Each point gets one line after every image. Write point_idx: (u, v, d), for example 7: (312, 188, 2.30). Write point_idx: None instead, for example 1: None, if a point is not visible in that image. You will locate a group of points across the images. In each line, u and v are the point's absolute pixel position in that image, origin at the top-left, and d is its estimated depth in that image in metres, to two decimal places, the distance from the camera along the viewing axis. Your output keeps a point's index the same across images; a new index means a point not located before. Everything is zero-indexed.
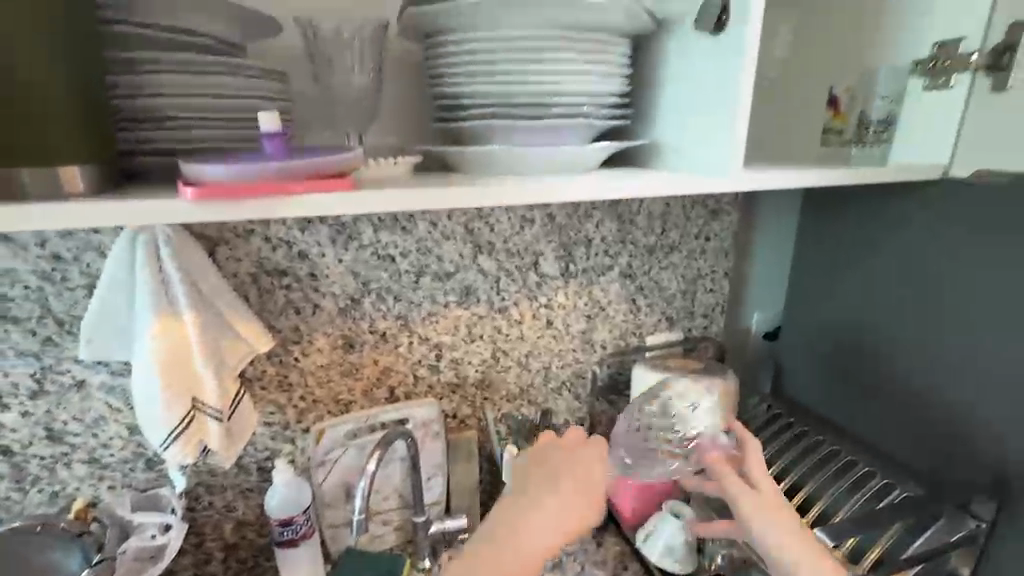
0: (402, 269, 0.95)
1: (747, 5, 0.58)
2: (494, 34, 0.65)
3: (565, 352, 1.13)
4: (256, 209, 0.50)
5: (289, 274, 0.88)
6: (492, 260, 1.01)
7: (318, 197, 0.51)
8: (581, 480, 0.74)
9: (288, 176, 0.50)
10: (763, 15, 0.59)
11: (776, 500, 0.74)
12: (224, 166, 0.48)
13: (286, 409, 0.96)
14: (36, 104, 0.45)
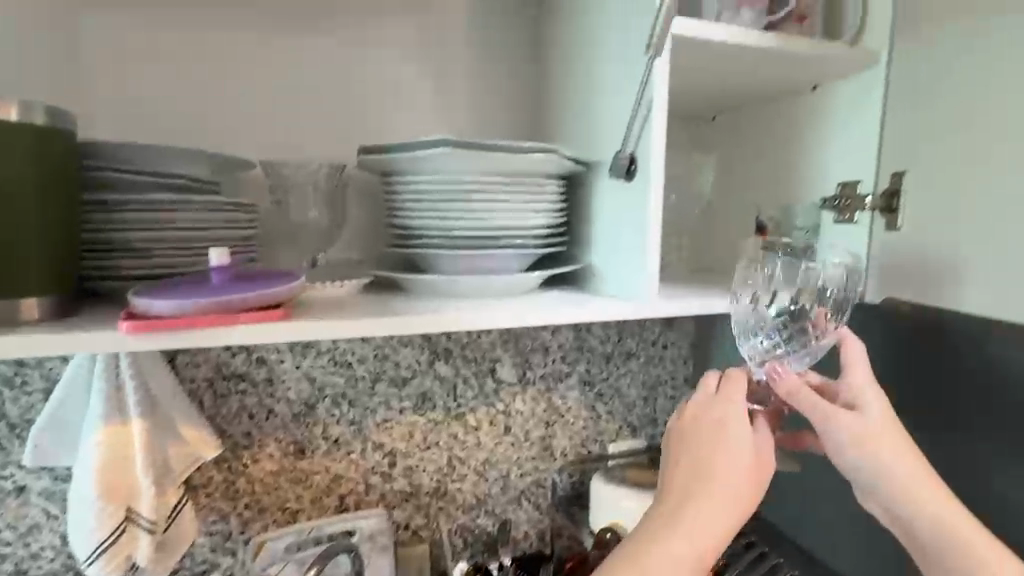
0: (358, 375, 0.98)
1: (647, 160, 0.65)
2: (436, 177, 0.75)
3: (523, 459, 1.12)
4: (188, 341, 0.55)
5: (245, 379, 0.91)
6: (449, 366, 1.04)
7: (253, 326, 0.57)
8: (700, 438, 0.62)
9: (223, 311, 0.56)
10: (664, 167, 0.66)
11: (936, 486, 0.62)
12: (165, 301, 0.54)
13: (230, 517, 0.94)
14: (19, 250, 0.52)
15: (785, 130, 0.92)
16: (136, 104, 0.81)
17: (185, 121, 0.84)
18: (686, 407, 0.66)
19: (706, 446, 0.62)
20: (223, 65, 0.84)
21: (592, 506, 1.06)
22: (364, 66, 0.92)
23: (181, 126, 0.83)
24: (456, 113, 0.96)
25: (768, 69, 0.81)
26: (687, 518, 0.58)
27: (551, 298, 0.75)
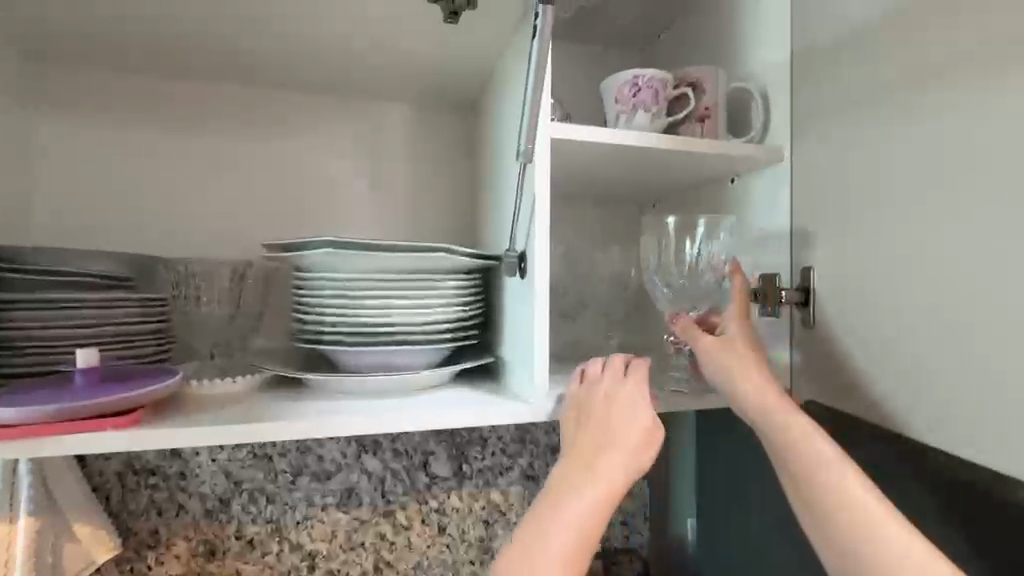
0: (278, 469, 0.94)
1: (532, 258, 0.65)
2: (334, 273, 0.75)
3: (460, 564, 1.04)
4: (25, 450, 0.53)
5: (157, 472, 0.89)
6: (378, 460, 0.99)
7: (108, 435, 0.55)
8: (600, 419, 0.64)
9: (70, 417, 0.54)
10: (550, 266, 0.65)
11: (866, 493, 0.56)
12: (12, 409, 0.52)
13: None
14: None
15: (710, 220, 0.94)
16: (84, 207, 0.87)
17: (126, 219, 0.89)
18: (585, 378, 0.68)
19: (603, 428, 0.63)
20: (173, 169, 0.92)
21: None
22: (302, 165, 0.98)
23: (124, 224, 0.89)
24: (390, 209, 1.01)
25: (674, 164, 0.83)
26: (581, 488, 0.58)
27: (452, 398, 0.72)
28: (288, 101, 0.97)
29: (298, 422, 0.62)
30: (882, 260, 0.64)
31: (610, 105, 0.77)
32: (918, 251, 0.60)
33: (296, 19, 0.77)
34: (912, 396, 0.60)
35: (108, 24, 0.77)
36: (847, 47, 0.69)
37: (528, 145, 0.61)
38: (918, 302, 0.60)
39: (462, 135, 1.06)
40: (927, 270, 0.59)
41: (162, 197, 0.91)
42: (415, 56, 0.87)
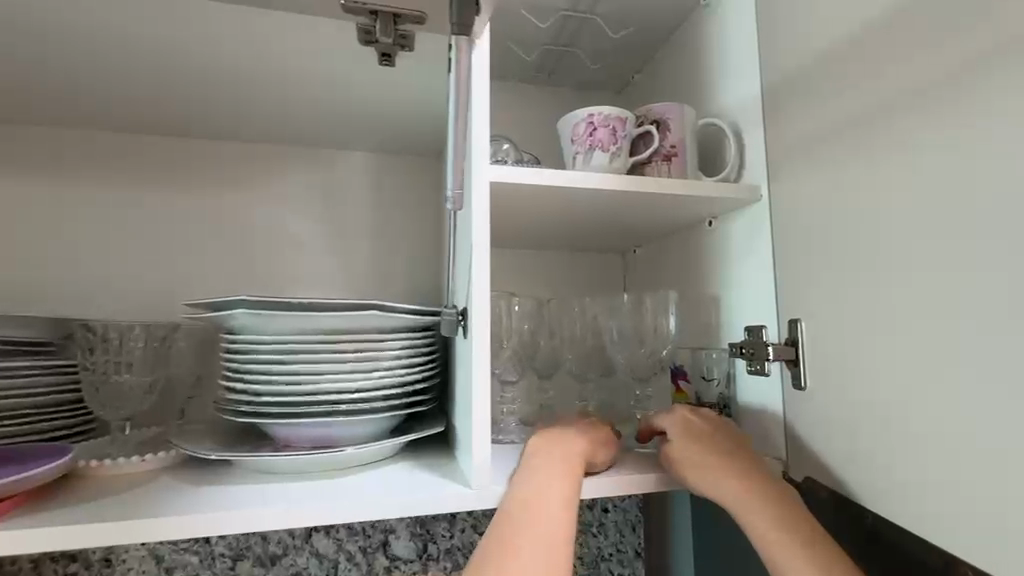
0: (216, 552, 0.84)
1: (472, 314, 0.57)
2: (256, 336, 0.66)
3: None
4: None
5: (77, 559, 0.79)
6: (330, 540, 0.88)
7: None
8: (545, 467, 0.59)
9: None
10: (492, 323, 0.57)
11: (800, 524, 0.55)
12: None
13: None
14: None
15: (690, 267, 0.87)
16: (21, 267, 0.83)
17: (66, 278, 0.84)
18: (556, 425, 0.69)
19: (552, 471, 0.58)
20: (119, 225, 0.88)
21: None
22: (259, 217, 0.93)
23: (63, 283, 0.84)
24: (353, 261, 0.96)
25: (643, 207, 0.76)
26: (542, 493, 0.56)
27: (387, 478, 0.62)
28: (245, 153, 0.94)
29: (192, 517, 0.52)
30: (873, 311, 0.55)
31: (566, 146, 0.72)
32: (914, 300, 0.51)
33: (236, 70, 0.73)
34: (924, 480, 0.49)
35: (46, 81, 0.75)
36: (820, 76, 0.62)
37: (455, 190, 0.55)
38: (919, 362, 0.50)
39: (428, 183, 1.02)
40: (927, 323, 0.49)
41: (105, 255, 0.86)
42: (368, 104, 0.83)
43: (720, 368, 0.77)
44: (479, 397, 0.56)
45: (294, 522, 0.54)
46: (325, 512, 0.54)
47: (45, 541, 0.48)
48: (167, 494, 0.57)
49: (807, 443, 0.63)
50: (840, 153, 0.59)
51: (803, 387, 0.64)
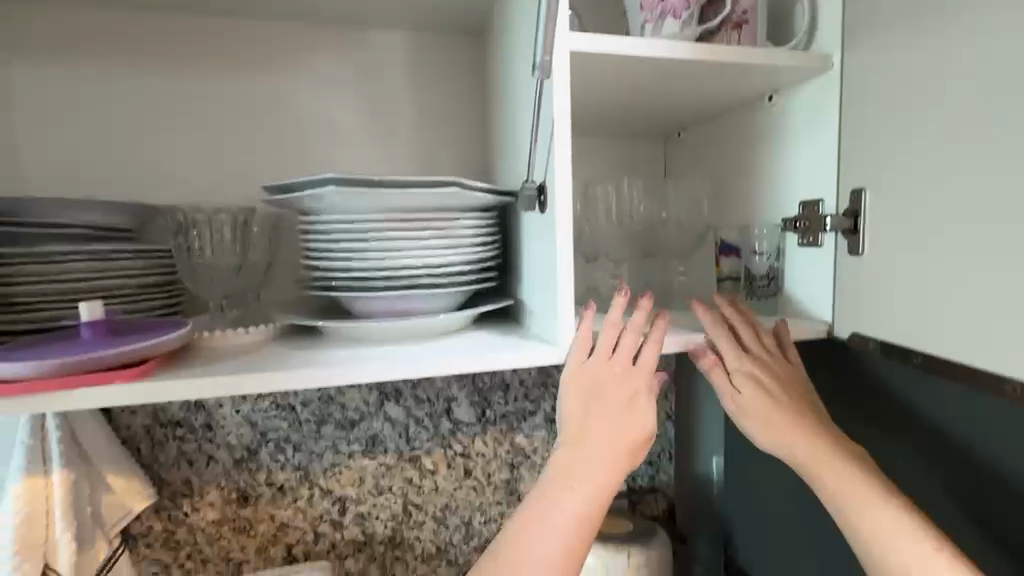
0: (302, 418, 0.94)
1: (553, 190, 0.59)
2: (334, 217, 0.68)
3: (488, 505, 1.05)
4: (37, 404, 0.51)
5: (183, 425, 0.89)
6: (400, 407, 0.99)
7: (137, 386, 0.54)
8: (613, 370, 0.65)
9: (80, 372, 0.52)
10: (571, 198, 0.60)
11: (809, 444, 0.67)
12: (51, 361, 0.51)
13: (171, 568, 0.90)
14: None
15: (739, 147, 0.87)
16: (74, 159, 0.83)
17: (119, 171, 0.85)
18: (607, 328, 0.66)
19: (620, 395, 0.64)
20: (160, 116, 0.86)
21: None
22: (298, 104, 0.91)
23: (117, 178, 0.85)
24: (398, 150, 0.96)
25: (703, 82, 0.74)
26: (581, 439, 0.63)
27: (480, 341, 0.69)
28: (274, 33, 0.90)
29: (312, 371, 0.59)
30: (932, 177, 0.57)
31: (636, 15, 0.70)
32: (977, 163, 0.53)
33: None
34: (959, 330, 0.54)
35: None
36: None
37: (544, 55, 0.56)
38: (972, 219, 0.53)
39: (466, 65, 0.98)
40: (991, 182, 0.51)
41: (153, 147, 0.86)
42: None
43: (771, 242, 0.79)
44: (564, 267, 0.60)
45: (395, 375, 0.62)
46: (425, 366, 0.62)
47: (198, 389, 0.56)
48: (283, 359, 0.64)
49: (851, 306, 0.68)
50: (926, 15, 0.57)
51: (859, 254, 0.67)
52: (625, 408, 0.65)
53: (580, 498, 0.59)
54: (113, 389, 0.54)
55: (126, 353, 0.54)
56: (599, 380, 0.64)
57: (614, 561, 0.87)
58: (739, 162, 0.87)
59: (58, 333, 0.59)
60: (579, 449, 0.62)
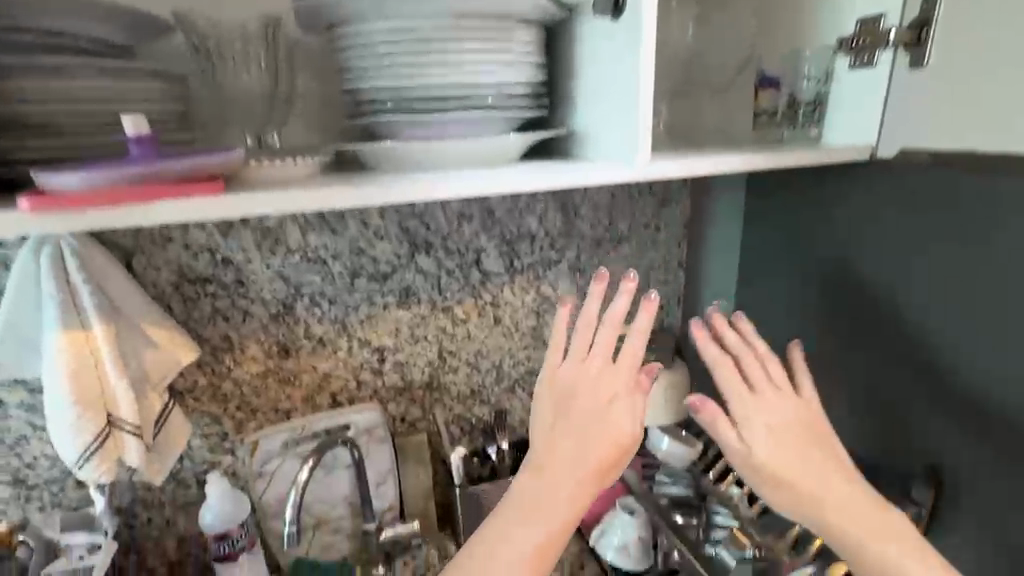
0: (335, 272, 0.93)
1: None
2: (390, 26, 0.62)
3: (516, 350, 1.11)
4: (115, 220, 0.49)
5: (213, 281, 0.86)
6: (431, 258, 0.99)
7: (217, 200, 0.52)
8: (591, 377, 0.68)
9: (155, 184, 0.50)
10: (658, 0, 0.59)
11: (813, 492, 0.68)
12: (127, 169, 0.48)
13: (223, 419, 0.93)
14: None
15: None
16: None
17: None
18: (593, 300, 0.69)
19: (597, 420, 0.66)
20: None
21: None
22: None
23: None
24: None
25: None
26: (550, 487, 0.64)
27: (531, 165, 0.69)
28: None
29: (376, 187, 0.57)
30: None
31: None
32: None
33: None
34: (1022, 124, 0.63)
35: None
36: None
37: None
38: None
39: None
40: None
41: None
42: None
43: (820, 66, 0.83)
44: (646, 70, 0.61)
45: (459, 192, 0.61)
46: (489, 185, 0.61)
47: (270, 202, 0.53)
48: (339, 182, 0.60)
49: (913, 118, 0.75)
50: None
51: (921, 65, 0.73)
52: (598, 417, 0.66)
53: (544, 526, 0.63)
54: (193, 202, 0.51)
55: (192, 167, 0.52)
56: (568, 392, 0.68)
57: None
58: None
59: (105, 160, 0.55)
60: (550, 463, 0.65)
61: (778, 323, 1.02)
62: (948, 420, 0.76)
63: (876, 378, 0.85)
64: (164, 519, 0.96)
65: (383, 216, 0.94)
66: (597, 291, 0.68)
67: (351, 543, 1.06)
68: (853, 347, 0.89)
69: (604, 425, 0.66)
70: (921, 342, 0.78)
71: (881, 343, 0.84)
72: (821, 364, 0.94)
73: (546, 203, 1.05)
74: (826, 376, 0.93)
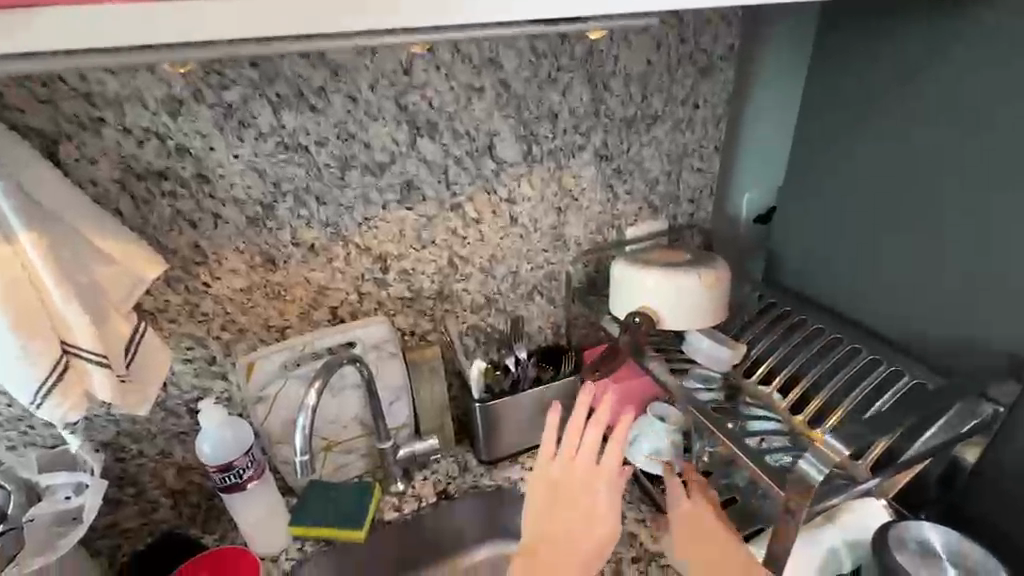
0: (321, 162, 0.76)
1: None
2: None
3: (534, 253, 0.98)
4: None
5: (169, 177, 0.69)
6: (436, 144, 0.82)
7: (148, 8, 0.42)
8: (586, 471, 0.76)
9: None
10: None
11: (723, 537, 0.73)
12: None
13: (208, 342, 0.81)
14: None
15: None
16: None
17: None
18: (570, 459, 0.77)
19: (584, 486, 0.75)
20: None
21: (613, 288, 0.92)
22: None
23: None
24: None
25: None
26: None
27: None
28: None
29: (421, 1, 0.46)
30: None
31: None
32: None
33: None
34: None
35: None
36: None
37: None
38: None
39: None
40: None
41: None
42: None
43: None
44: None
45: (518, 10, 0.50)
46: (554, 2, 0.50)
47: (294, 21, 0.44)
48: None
49: None
50: None
51: None
52: (586, 505, 0.75)
53: None
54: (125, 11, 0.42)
55: None
56: (559, 476, 0.76)
57: (688, 283, 0.86)
58: None
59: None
60: None
61: (836, 211, 0.90)
62: None
63: (953, 267, 0.76)
64: (157, 451, 0.87)
65: (374, 89, 0.75)
66: (583, 399, 0.77)
67: (366, 462, 1.00)
68: (929, 233, 0.78)
69: (588, 511, 0.75)
70: None
71: (968, 226, 0.74)
72: (885, 255, 0.84)
73: (571, 72, 0.86)
74: (890, 267, 0.83)
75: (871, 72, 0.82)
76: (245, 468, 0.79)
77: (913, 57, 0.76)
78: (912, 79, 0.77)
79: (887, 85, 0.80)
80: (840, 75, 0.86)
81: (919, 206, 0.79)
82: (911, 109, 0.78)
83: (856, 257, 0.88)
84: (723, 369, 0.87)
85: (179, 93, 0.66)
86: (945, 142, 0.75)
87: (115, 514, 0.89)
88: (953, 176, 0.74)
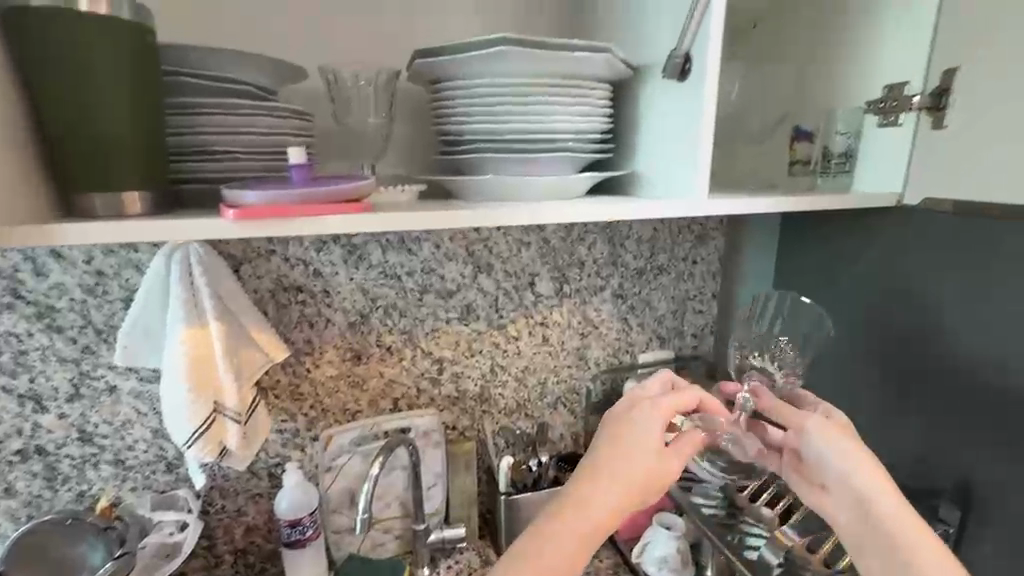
0: (407, 287, 1.04)
1: (702, 77, 0.68)
2: (496, 81, 0.74)
3: (560, 368, 1.19)
4: (293, 228, 0.57)
5: (304, 290, 0.98)
6: (491, 280, 1.09)
7: (333, 217, 0.58)
8: (796, 415, 0.79)
9: (292, 201, 0.56)
10: (717, 89, 0.69)
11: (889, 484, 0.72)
12: (257, 191, 0.55)
13: (297, 417, 1.03)
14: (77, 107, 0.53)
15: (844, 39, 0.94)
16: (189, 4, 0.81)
17: (226, 35, 0.83)
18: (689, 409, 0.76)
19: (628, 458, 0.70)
20: None
21: None
22: None
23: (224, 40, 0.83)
24: (499, 21, 0.94)
25: None
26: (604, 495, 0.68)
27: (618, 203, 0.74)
28: None
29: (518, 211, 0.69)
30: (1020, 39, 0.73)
31: None
32: None
33: None
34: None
35: None
36: None
37: None
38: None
39: None
40: None
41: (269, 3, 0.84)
42: None
43: (851, 124, 0.92)
44: (710, 94, 0.69)
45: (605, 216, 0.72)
46: (614, 211, 0.72)
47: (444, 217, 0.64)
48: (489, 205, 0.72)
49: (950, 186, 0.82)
50: None
51: (942, 126, 0.82)
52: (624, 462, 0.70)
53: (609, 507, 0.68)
54: (301, 220, 0.57)
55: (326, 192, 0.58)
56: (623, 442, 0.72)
57: None
58: (834, 55, 0.96)
59: (264, 195, 0.55)
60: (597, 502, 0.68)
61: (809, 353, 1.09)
62: (971, 452, 0.82)
63: (904, 406, 0.91)
64: (235, 508, 1.04)
65: (451, 240, 1.05)
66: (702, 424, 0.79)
67: (398, 544, 1.13)
68: (879, 378, 0.95)
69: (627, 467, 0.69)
70: (969, 365, 0.82)
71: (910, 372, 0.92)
72: (852, 391, 1.00)
73: (595, 234, 1.15)
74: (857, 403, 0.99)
75: (826, 247, 1.04)
76: (307, 526, 0.96)
77: (850, 239, 0.99)
78: (844, 258, 1.00)
79: (832, 260, 1.03)
80: (810, 243, 1.08)
81: (883, 355, 0.94)
82: (851, 277, 0.99)
83: (830, 393, 1.04)
84: (718, 482, 1.01)
85: (324, 237, 0.97)
86: (901, 304, 0.91)
87: (186, 564, 1.04)
88: (906, 334, 0.91)
